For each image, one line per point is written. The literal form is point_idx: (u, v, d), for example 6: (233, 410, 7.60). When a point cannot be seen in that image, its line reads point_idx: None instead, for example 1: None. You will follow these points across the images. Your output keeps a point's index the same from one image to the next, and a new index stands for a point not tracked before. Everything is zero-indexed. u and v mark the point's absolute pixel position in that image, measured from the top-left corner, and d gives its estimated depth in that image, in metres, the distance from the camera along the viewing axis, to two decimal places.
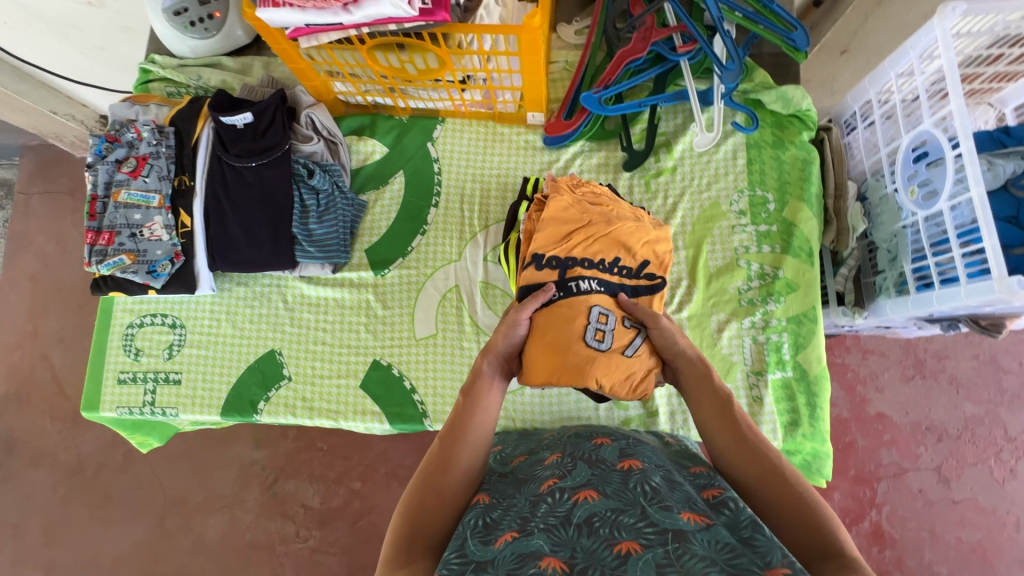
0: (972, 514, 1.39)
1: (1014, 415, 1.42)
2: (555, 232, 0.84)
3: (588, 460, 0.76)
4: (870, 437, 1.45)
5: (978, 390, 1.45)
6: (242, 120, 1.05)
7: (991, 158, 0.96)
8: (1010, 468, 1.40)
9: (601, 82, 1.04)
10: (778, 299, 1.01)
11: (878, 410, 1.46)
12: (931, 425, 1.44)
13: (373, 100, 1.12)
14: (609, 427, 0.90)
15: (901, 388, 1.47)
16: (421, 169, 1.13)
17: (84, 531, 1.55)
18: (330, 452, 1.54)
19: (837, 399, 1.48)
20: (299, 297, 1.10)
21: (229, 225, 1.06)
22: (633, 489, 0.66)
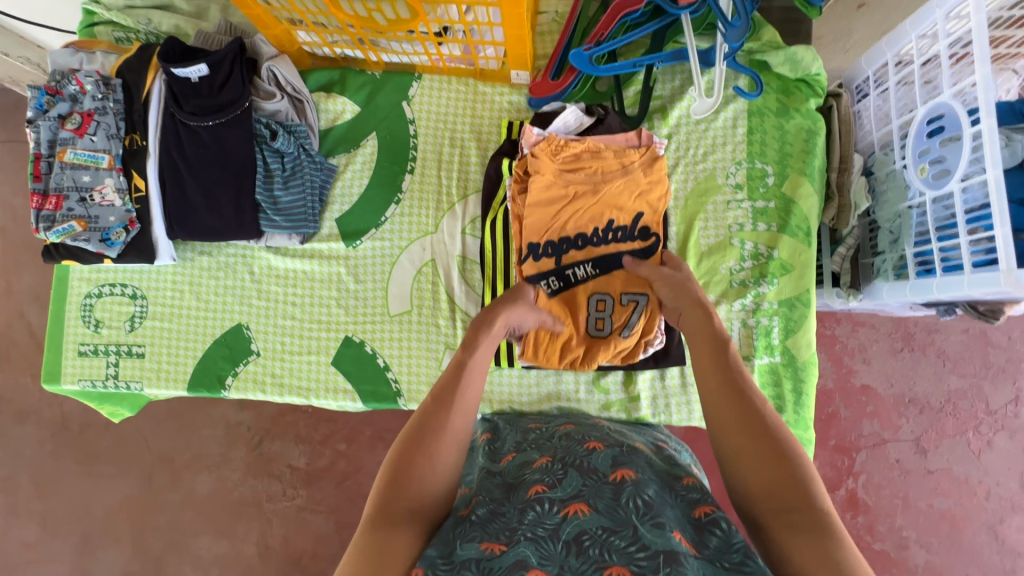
0: (945, 483, 1.40)
1: (997, 389, 1.41)
2: (544, 214, 0.90)
3: (579, 467, 0.74)
4: (853, 408, 1.45)
5: (964, 363, 1.43)
6: (197, 73, 0.95)
7: (1010, 134, 0.90)
8: (987, 440, 1.40)
9: (592, 38, 0.96)
10: (771, 281, 0.96)
11: (863, 382, 1.45)
12: (914, 397, 1.43)
13: (342, 53, 1.01)
14: (591, 424, 0.91)
15: (888, 360, 1.45)
16: (395, 132, 1.04)
17: (73, 486, 1.55)
18: (313, 413, 1.52)
19: (823, 371, 1.47)
20: (266, 269, 1.03)
21: (186, 187, 0.98)
22: (626, 506, 0.64)
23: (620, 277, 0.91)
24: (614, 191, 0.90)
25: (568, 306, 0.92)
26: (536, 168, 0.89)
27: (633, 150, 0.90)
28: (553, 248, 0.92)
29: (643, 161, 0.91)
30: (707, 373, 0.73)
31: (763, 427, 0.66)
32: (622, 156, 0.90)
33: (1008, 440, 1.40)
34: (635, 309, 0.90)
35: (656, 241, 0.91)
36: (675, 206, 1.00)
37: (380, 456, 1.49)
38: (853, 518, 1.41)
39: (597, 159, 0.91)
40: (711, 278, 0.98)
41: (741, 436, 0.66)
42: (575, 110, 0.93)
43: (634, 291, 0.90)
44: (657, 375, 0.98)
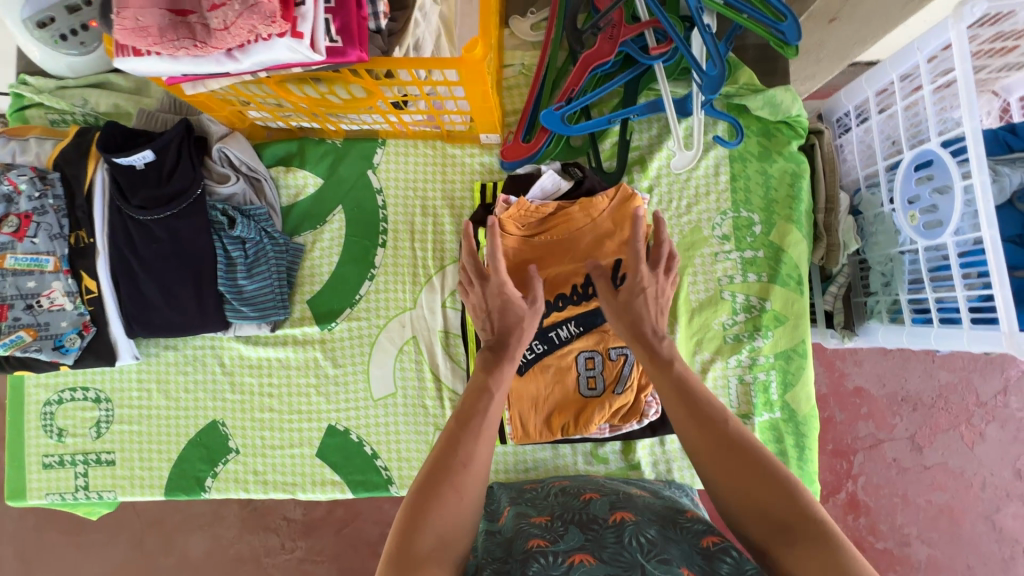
0: (942, 478, 1.40)
1: (986, 380, 1.41)
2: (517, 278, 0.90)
3: (579, 520, 0.70)
4: (847, 411, 1.44)
5: (953, 358, 1.42)
6: (141, 159, 0.88)
7: (999, 168, 0.88)
8: (979, 432, 1.40)
9: (562, 94, 0.91)
10: (765, 334, 0.93)
11: (855, 384, 1.44)
12: (907, 395, 1.43)
13: (298, 125, 0.95)
14: (600, 482, 0.86)
15: (879, 360, 1.44)
16: (361, 204, 0.98)
17: (59, 557, 1.47)
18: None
19: (816, 377, 1.46)
20: (237, 359, 0.97)
21: (142, 286, 0.91)
22: (628, 547, 0.61)
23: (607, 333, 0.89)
24: (584, 246, 0.89)
25: (558, 371, 0.90)
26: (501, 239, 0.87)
27: (600, 198, 0.87)
28: None
29: (613, 205, 0.88)
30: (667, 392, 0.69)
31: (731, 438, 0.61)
32: (588, 208, 0.88)
33: (999, 430, 1.40)
34: (625, 364, 0.88)
35: None
36: None
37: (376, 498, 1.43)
38: (854, 520, 1.42)
39: (563, 215, 0.89)
40: (704, 335, 0.94)
41: (714, 453, 0.61)
42: (552, 175, 0.88)
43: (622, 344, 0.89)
44: (658, 440, 0.94)
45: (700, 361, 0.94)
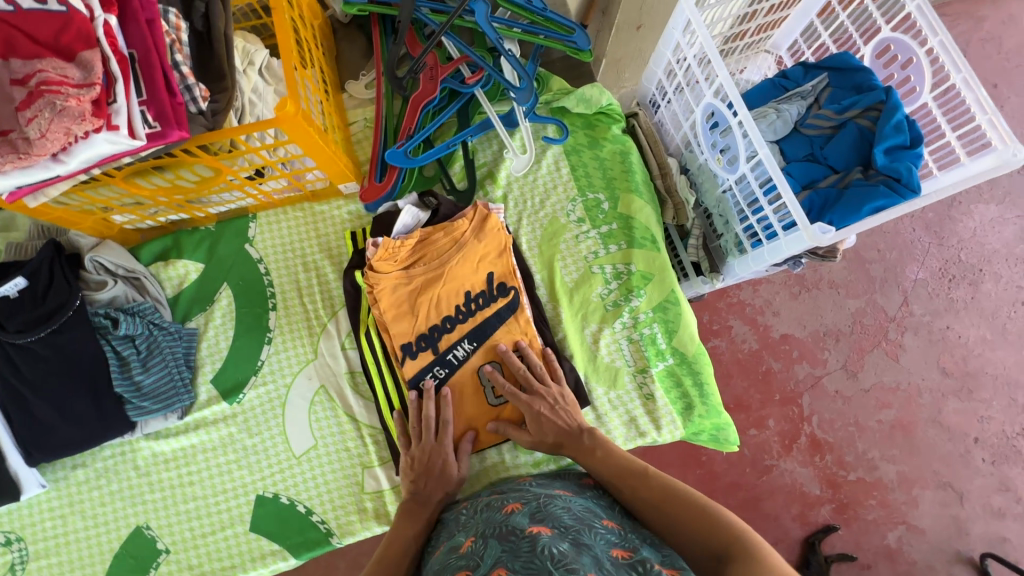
0: (883, 395, 1.51)
1: (888, 297, 1.56)
2: (401, 309, 0.94)
3: (499, 533, 0.71)
4: (782, 359, 1.54)
5: (854, 286, 1.57)
6: (14, 288, 0.90)
7: (778, 105, 1.04)
8: (899, 344, 1.54)
9: (402, 132, 1.02)
10: (639, 294, 1.02)
11: (782, 332, 1.55)
12: (827, 329, 1.55)
13: (167, 219, 1.01)
14: (522, 487, 0.87)
15: (793, 305, 1.56)
16: (245, 277, 1.03)
17: None
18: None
19: (747, 336, 1.55)
20: (151, 458, 0.96)
21: (35, 409, 0.90)
22: (540, 555, 0.61)
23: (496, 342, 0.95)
24: (456, 267, 0.96)
25: (463, 388, 0.94)
26: (379, 280, 0.93)
27: (461, 221, 0.96)
28: (426, 339, 0.95)
29: (474, 227, 0.97)
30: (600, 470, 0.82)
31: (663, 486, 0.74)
32: (452, 232, 0.96)
33: (915, 337, 1.54)
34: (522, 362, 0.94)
35: (515, 292, 0.97)
36: (531, 255, 1.05)
37: None
38: (822, 460, 1.48)
39: (430, 244, 0.96)
40: (587, 309, 1.02)
41: (651, 506, 0.73)
42: (411, 211, 0.97)
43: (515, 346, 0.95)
44: None
45: (591, 333, 1.02)
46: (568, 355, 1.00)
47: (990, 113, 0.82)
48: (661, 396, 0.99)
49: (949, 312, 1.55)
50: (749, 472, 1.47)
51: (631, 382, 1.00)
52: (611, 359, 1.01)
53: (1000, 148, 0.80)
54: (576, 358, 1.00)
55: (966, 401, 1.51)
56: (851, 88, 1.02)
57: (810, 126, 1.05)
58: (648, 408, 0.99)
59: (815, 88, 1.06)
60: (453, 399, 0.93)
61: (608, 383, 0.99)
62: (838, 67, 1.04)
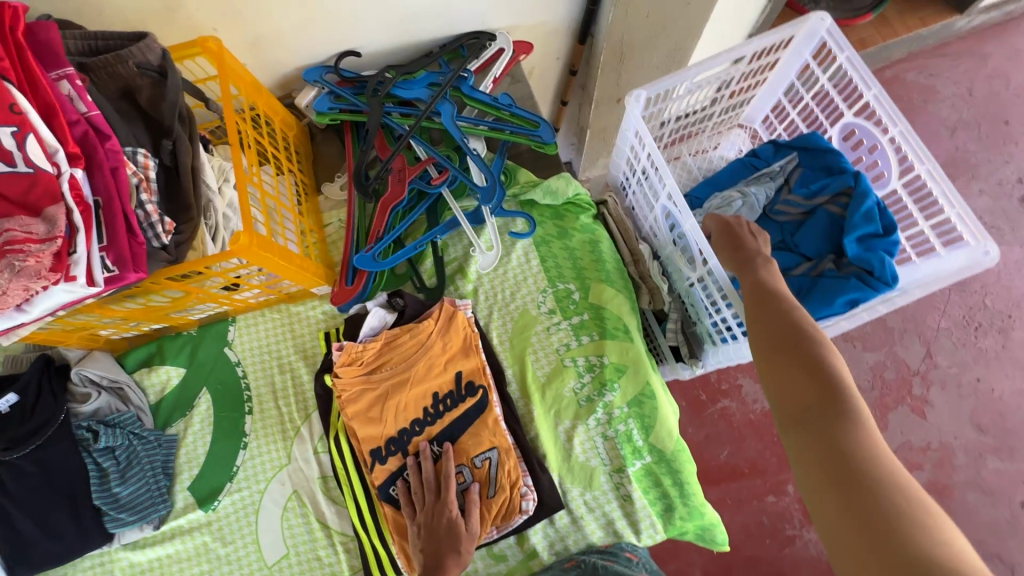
0: (911, 456, 1.43)
1: (908, 348, 1.52)
2: (367, 420, 0.94)
3: None
4: None
5: (869, 339, 1.53)
6: (5, 404, 0.95)
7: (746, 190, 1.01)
8: (925, 400, 1.47)
9: (372, 235, 1.04)
10: (612, 388, 0.99)
11: None
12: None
13: (151, 328, 1.05)
14: None
15: None
16: (225, 381, 1.05)
17: None
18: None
19: (759, 397, 1.62)
20: (128, 568, 0.97)
21: (18, 523, 0.93)
22: None
23: (466, 444, 0.94)
24: (422, 371, 0.95)
25: None
26: (342, 386, 0.93)
27: (427, 321, 0.96)
28: (395, 445, 0.94)
29: (440, 327, 0.97)
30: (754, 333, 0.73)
31: (797, 341, 0.67)
32: (418, 333, 0.96)
33: (943, 392, 1.48)
34: (491, 466, 0.93)
35: (484, 391, 0.96)
36: (502, 350, 1.04)
37: None
38: None
39: (396, 348, 0.96)
40: (560, 405, 1.00)
41: (777, 368, 0.67)
42: (377, 312, 0.98)
43: (483, 449, 0.94)
44: (547, 521, 0.95)
45: (564, 430, 0.99)
46: (541, 452, 0.97)
47: (958, 207, 0.79)
48: (639, 496, 0.94)
49: (981, 364, 1.50)
50: (770, 544, 1.50)
51: (607, 482, 0.96)
52: (586, 458, 0.97)
53: (971, 244, 0.76)
54: (549, 457, 0.97)
55: (1009, 461, 1.42)
56: (822, 169, 1.00)
57: (780, 212, 1.02)
58: (627, 510, 0.95)
59: (784, 168, 1.03)
60: None
61: (582, 485, 0.96)
62: (807, 147, 1.02)
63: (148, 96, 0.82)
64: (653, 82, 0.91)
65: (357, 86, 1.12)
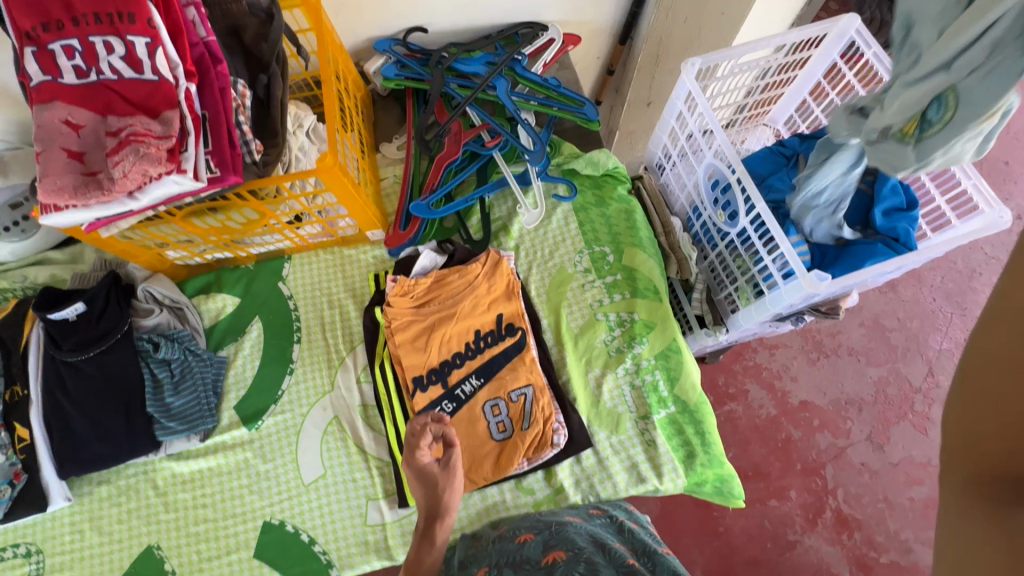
0: (913, 470, 1.50)
1: (909, 365, 1.60)
2: (413, 347, 1.01)
3: (513, 564, 0.79)
4: (802, 427, 1.55)
5: (875, 354, 1.62)
6: (73, 311, 1.01)
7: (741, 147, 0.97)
8: (925, 416, 1.55)
9: (427, 187, 1.14)
10: (641, 341, 1.06)
11: (801, 399, 1.58)
12: (848, 397, 1.58)
13: (214, 257, 1.13)
14: (536, 517, 0.93)
15: (812, 371, 1.61)
16: (277, 311, 1.12)
17: None
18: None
19: (764, 402, 1.58)
20: (170, 478, 1.02)
21: (72, 421, 0.98)
22: None
23: (504, 378, 1.00)
24: (467, 308, 1.02)
25: (471, 421, 0.98)
26: (393, 314, 1.01)
27: (475, 263, 1.05)
28: (437, 374, 1.01)
29: (486, 270, 1.05)
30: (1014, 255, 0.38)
31: None
32: (466, 274, 1.04)
33: None
34: (526, 401, 0.99)
35: (522, 333, 1.03)
36: (540, 301, 1.11)
37: None
38: (851, 539, 1.45)
39: (444, 286, 1.03)
40: (591, 354, 1.07)
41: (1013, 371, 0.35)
42: (429, 253, 1.06)
43: (519, 385, 1.00)
44: (574, 459, 1.00)
45: (594, 377, 1.05)
46: (571, 397, 1.03)
47: (975, 179, 0.89)
48: (663, 442, 1.00)
49: None
50: (771, 548, 1.45)
51: (632, 427, 1.02)
52: (613, 404, 1.03)
53: (987, 211, 0.86)
54: (579, 402, 1.03)
55: None
56: None
57: None
58: (650, 455, 1.00)
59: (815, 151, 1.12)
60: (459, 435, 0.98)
61: (610, 428, 1.01)
62: None
63: (253, 34, 0.92)
64: (708, 54, 1.02)
65: (421, 58, 1.22)
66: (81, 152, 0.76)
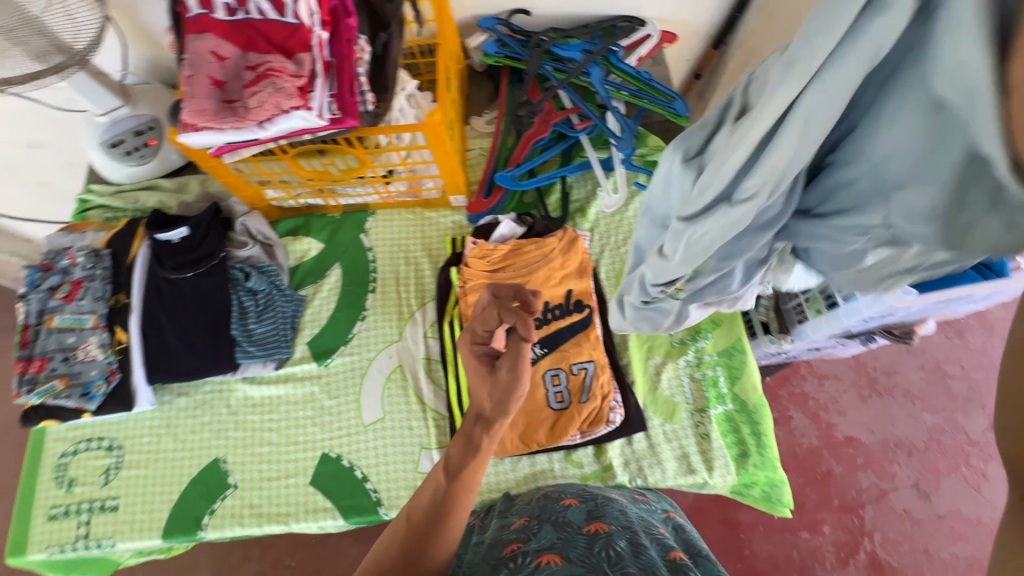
0: (959, 526, 1.43)
1: (970, 418, 1.53)
2: None
3: (556, 522, 0.78)
4: (844, 463, 1.50)
5: (931, 400, 1.55)
6: (177, 235, 1.10)
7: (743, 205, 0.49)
8: (982, 472, 1.47)
9: (514, 161, 1.17)
10: (706, 335, 1.07)
11: (846, 434, 1.52)
12: (897, 440, 1.51)
13: (305, 202, 1.19)
14: (583, 485, 0.92)
15: (861, 409, 1.54)
16: (356, 260, 1.18)
17: None
18: (315, 545, 1.55)
19: (806, 431, 1.53)
20: (243, 399, 1.09)
21: (166, 334, 1.07)
22: (597, 555, 0.66)
23: (567, 351, 1.02)
24: (540, 279, 1.06)
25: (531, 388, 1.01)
26: (469, 274, 1.06)
27: (552, 236, 1.08)
28: None
29: (563, 245, 1.08)
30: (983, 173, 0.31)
31: None
32: (543, 246, 1.07)
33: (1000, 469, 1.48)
34: (586, 375, 1.01)
35: (590, 311, 1.05)
36: (609, 285, 1.13)
37: None
38: None
39: (520, 255, 1.06)
40: (654, 342, 1.08)
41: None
42: (508, 222, 1.10)
43: (582, 359, 1.02)
44: (626, 440, 1.01)
45: (654, 365, 1.06)
46: (630, 381, 1.05)
47: None
48: (718, 437, 1.00)
49: None
50: None
51: (687, 418, 1.02)
52: (671, 393, 1.04)
53: None
54: (637, 386, 1.04)
55: None
56: None
57: None
58: (702, 448, 1.00)
59: None
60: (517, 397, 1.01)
61: (665, 416, 1.02)
62: None
63: None
64: None
65: (522, 39, 1.26)
66: (223, 81, 0.84)
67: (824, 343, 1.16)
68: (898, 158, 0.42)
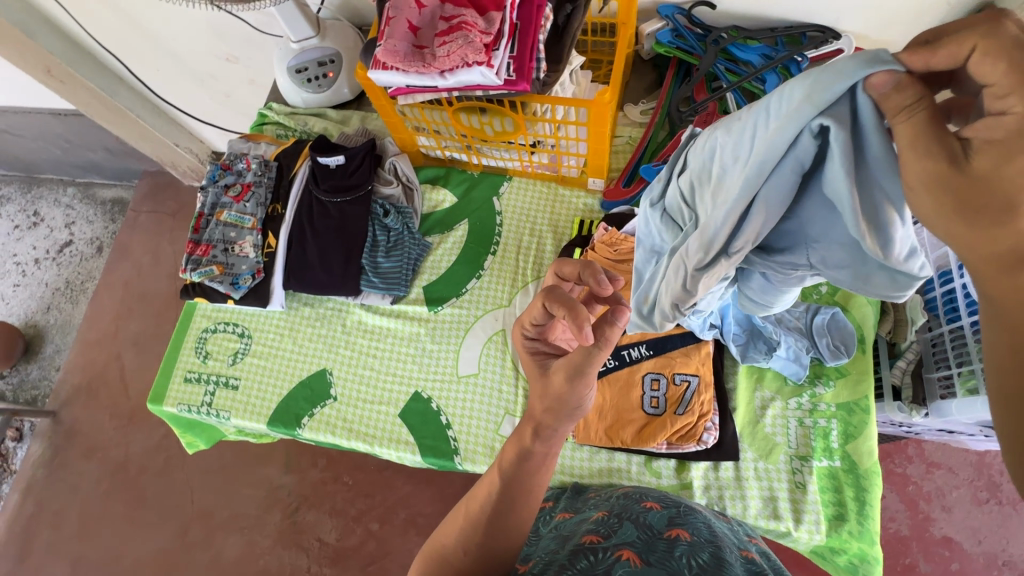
0: None
1: None
2: None
3: (635, 521, 0.76)
4: (934, 563, 1.33)
5: None
6: (335, 161, 1.19)
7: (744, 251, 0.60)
8: None
9: (661, 157, 1.14)
10: (826, 383, 0.99)
11: (943, 533, 1.35)
12: (1009, 560, 1.31)
13: (450, 155, 1.24)
14: (660, 491, 0.91)
15: (972, 511, 1.36)
16: (484, 220, 1.22)
17: (179, 484, 1.74)
18: (373, 472, 1.66)
19: (897, 515, 1.38)
20: (357, 323, 1.18)
21: (308, 248, 1.17)
22: (677, 560, 0.64)
23: (675, 359, 0.99)
24: None
25: (627, 385, 1.00)
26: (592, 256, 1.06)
27: None
28: None
29: None
30: (934, 210, 0.43)
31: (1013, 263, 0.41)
32: None
33: None
34: (687, 388, 0.97)
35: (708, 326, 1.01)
36: None
37: (422, 493, 1.61)
38: None
39: None
40: (764, 374, 1.02)
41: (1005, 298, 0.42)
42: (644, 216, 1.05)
43: (686, 371, 0.98)
44: (712, 465, 0.97)
45: (761, 398, 1.00)
46: (731, 406, 1.00)
47: None
48: (814, 491, 0.93)
49: None
50: None
51: (785, 462, 0.96)
52: (773, 431, 0.98)
53: None
54: (738, 413, 0.99)
55: None
56: None
57: None
58: (794, 496, 0.94)
59: None
60: (613, 390, 1.00)
61: (761, 453, 0.96)
62: None
63: None
64: None
65: (700, 33, 1.19)
66: (418, 28, 0.89)
67: (964, 430, 1.03)
68: (819, 224, 0.56)
